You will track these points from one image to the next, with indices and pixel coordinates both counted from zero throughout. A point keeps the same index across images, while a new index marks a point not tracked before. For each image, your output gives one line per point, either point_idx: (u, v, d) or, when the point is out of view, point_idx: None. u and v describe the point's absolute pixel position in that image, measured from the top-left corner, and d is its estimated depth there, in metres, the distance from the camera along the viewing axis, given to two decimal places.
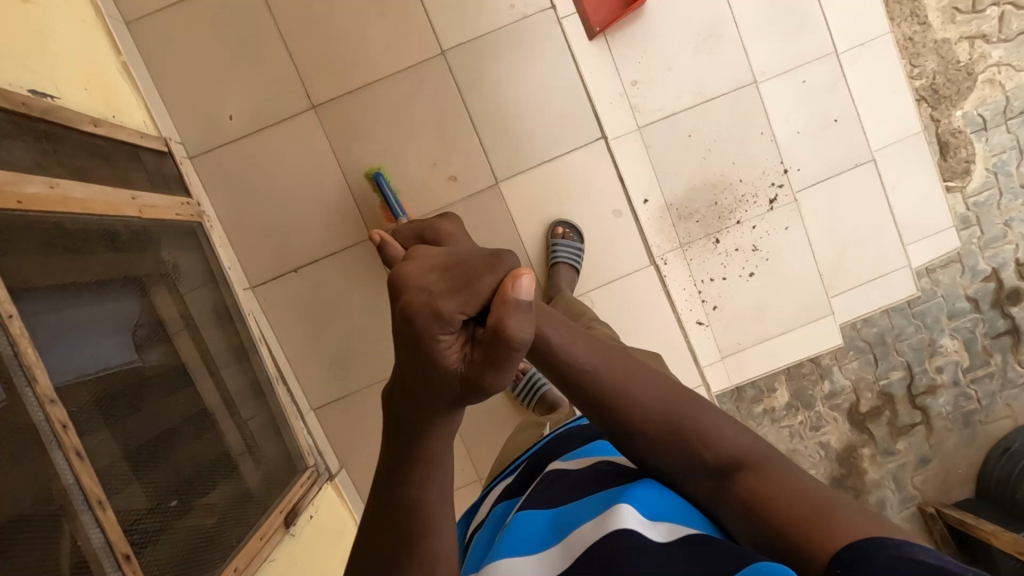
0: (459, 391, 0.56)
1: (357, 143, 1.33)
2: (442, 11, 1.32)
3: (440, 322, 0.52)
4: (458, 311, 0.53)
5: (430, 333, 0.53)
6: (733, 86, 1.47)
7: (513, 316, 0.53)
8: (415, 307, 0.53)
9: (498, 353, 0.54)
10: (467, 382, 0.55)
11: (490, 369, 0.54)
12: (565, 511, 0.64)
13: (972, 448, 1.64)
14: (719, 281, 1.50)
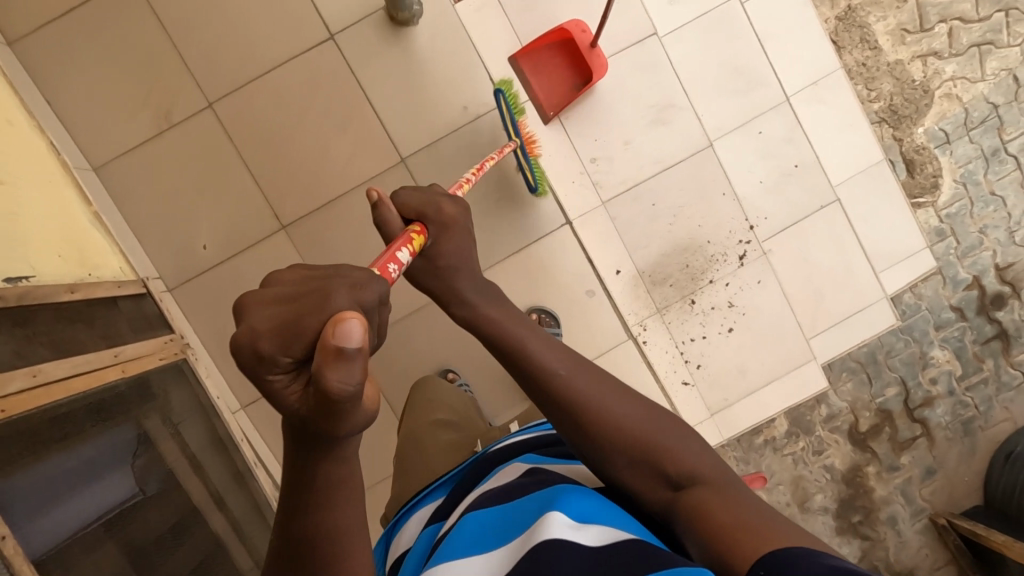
0: (315, 442, 0.49)
1: (329, 257, 1.35)
2: (397, 119, 1.35)
3: (267, 360, 0.45)
4: (282, 351, 0.45)
5: (264, 374, 0.46)
6: (691, 150, 1.51)
7: (335, 355, 0.43)
8: (237, 347, 0.46)
9: (334, 393, 0.45)
10: (320, 431, 0.48)
11: (338, 414, 0.47)
12: (494, 520, 0.65)
13: (975, 456, 1.68)
14: (700, 341, 1.54)
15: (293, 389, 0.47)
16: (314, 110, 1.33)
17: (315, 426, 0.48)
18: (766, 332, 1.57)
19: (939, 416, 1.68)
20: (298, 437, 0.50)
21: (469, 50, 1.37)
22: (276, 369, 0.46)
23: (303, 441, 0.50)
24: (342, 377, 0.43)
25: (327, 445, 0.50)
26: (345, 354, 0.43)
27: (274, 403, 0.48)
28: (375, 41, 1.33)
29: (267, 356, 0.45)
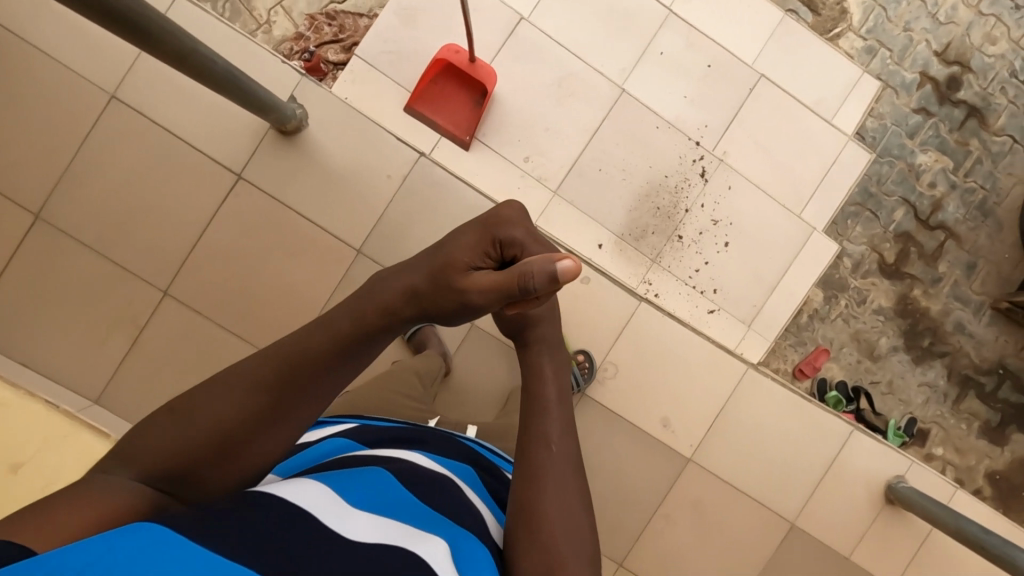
0: (442, 283, 0.69)
1: None
2: (334, 216, 1.35)
3: (493, 228, 0.72)
4: (511, 249, 0.71)
5: (477, 230, 0.72)
6: (608, 104, 1.50)
7: (535, 265, 0.62)
8: (491, 211, 0.74)
9: (505, 280, 0.65)
10: (449, 285, 0.69)
11: (477, 291, 0.67)
12: (392, 491, 0.70)
13: (1002, 228, 2.17)
14: (704, 268, 1.54)
15: (478, 252, 0.70)
16: (257, 247, 1.34)
17: (447, 273, 0.69)
18: (761, 228, 1.55)
19: (952, 212, 2.15)
20: (430, 265, 0.71)
21: (362, 119, 1.35)
22: (489, 237, 0.71)
23: (427, 266, 0.72)
24: (520, 275, 0.63)
25: (443, 290, 0.69)
26: (546, 273, 0.61)
27: (451, 252, 0.71)
28: (276, 158, 1.33)
29: (498, 227, 0.72)
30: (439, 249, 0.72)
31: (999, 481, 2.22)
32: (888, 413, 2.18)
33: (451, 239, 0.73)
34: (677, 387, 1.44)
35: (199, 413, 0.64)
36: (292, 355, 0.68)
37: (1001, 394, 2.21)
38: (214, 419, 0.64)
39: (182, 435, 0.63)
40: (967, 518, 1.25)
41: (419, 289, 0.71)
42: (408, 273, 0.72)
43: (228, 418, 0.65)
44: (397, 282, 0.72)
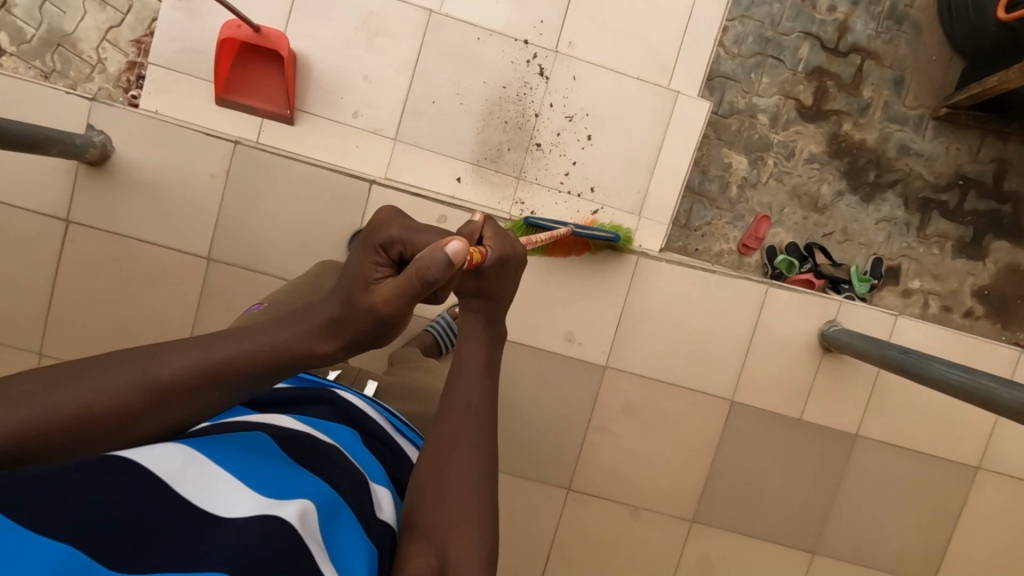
0: (350, 304, 0.63)
1: None
2: (172, 231, 1.32)
3: (377, 240, 0.64)
4: (400, 250, 0.64)
5: (367, 250, 0.64)
6: (418, 31, 1.40)
7: (426, 261, 0.57)
8: (371, 228, 0.66)
9: (402, 282, 0.59)
10: (361, 305, 0.62)
11: (388, 297, 0.60)
12: (275, 456, 0.63)
13: (921, 32, 1.99)
14: (573, 169, 1.45)
15: (375, 264, 0.63)
16: (110, 284, 1.32)
17: (355, 304, 0.62)
18: (621, 110, 1.45)
19: (863, 30, 1.98)
20: (335, 300, 0.65)
21: (168, 126, 1.30)
22: (378, 249, 0.64)
23: (333, 302, 0.65)
24: (427, 273, 0.57)
25: (354, 315, 0.63)
26: (434, 261, 0.56)
27: (353, 279, 0.64)
28: (96, 192, 1.30)
29: (382, 239, 0.64)
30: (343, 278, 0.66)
31: (989, 296, 2.07)
32: (850, 262, 2.05)
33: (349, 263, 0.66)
34: (572, 298, 1.38)
35: (124, 366, 0.60)
36: (207, 349, 0.62)
37: (968, 205, 2.05)
38: (146, 379, 0.59)
39: (110, 386, 0.58)
40: (890, 342, 1.17)
41: (335, 319, 0.64)
42: (319, 315, 0.65)
43: (188, 376, 0.61)
44: (314, 325, 0.65)
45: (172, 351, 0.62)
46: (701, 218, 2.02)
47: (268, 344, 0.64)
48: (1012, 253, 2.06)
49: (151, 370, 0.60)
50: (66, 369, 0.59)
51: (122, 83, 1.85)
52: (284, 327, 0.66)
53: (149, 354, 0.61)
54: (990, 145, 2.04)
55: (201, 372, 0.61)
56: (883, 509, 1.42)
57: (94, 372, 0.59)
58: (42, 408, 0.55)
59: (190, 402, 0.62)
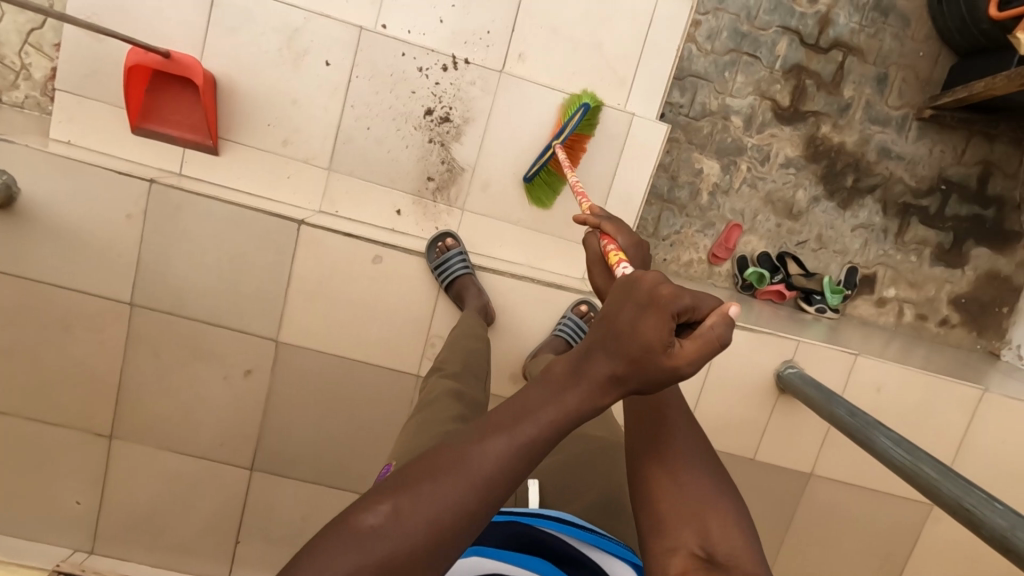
0: (641, 367, 0.56)
1: (165, 427, 1.32)
2: (90, 276, 1.24)
3: (671, 303, 0.56)
4: (681, 311, 0.57)
5: (653, 310, 0.56)
6: (349, 50, 1.29)
7: (715, 324, 0.58)
8: (651, 278, 0.59)
9: (697, 351, 0.56)
10: (654, 368, 0.56)
11: (685, 365, 0.56)
12: None
13: (910, 24, 1.85)
14: (518, 198, 1.38)
15: (665, 330, 0.55)
16: (29, 332, 1.26)
17: (643, 361, 0.56)
18: (570, 135, 1.37)
19: (846, 23, 1.84)
20: (608, 347, 0.58)
21: (72, 163, 1.20)
22: (675, 316, 0.56)
23: (613, 353, 0.58)
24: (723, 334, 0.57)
25: (652, 375, 0.57)
26: (726, 324, 0.58)
27: (630, 334, 0.57)
28: (1, 237, 1.21)
29: (673, 301, 0.56)
30: (617, 325, 0.58)
31: (967, 304, 2.00)
32: (825, 271, 1.98)
33: (615, 314, 0.59)
34: (516, 335, 1.32)
35: (446, 482, 0.55)
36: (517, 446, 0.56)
37: (950, 210, 1.96)
38: (475, 484, 0.54)
39: (438, 494, 0.54)
40: (840, 400, 1.10)
41: (621, 376, 0.58)
42: (601, 366, 0.58)
43: (505, 466, 0.55)
44: (595, 373, 0.58)
45: (474, 446, 0.56)
46: (670, 226, 1.93)
47: (563, 412, 0.58)
48: (992, 259, 1.98)
49: (471, 468, 0.55)
50: (389, 483, 0.56)
51: (49, 91, 1.66)
52: (568, 388, 0.59)
53: (455, 456, 0.56)
54: (976, 146, 1.93)
55: (521, 453, 0.56)
56: (833, 543, 1.41)
57: (413, 485, 0.55)
58: (392, 541, 0.51)
59: (508, 487, 0.56)
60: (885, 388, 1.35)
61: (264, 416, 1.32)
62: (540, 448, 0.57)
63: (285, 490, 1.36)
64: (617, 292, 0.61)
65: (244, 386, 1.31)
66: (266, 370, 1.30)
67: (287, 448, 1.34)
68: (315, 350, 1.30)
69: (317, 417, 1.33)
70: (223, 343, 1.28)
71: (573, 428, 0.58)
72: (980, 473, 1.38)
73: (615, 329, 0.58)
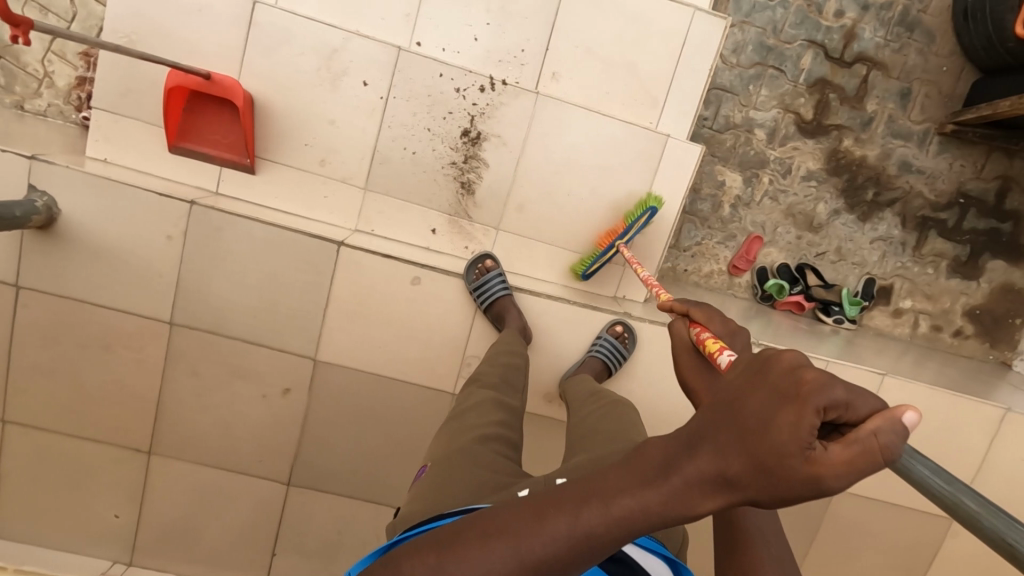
0: (764, 470, 0.48)
1: (203, 442, 1.33)
2: (131, 296, 1.25)
3: (815, 397, 0.46)
4: (826, 410, 0.46)
5: (792, 401, 0.47)
6: (386, 71, 1.29)
7: (879, 429, 0.47)
8: (790, 365, 0.51)
9: (853, 458, 0.45)
10: (785, 477, 0.46)
11: (831, 479, 0.45)
12: None
13: (934, 39, 1.86)
14: (552, 216, 1.39)
15: (803, 430, 0.46)
16: (68, 351, 1.27)
17: (768, 467, 0.47)
18: (604, 155, 1.37)
19: (870, 38, 1.85)
20: (723, 443, 0.51)
21: (113, 184, 1.20)
22: (819, 413, 0.46)
23: (725, 450, 0.50)
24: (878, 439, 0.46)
25: (781, 486, 0.47)
26: (896, 435, 0.46)
27: (757, 428, 0.49)
28: (42, 257, 1.21)
29: (820, 395, 0.46)
30: (738, 419, 0.50)
31: (981, 315, 2.03)
32: (843, 282, 2.01)
33: (736, 401, 0.51)
34: (551, 354, 1.34)
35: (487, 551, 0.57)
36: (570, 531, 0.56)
37: (968, 224, 1.98)
38: (524, 559, 0.56)
39: (488, 559, 0.57)
40: None
41: (731, 479, 0.50)
42: (708, 458, 0.51)
43: (560, 549, 0.55)
44: (694, 467, 0.52)
45: (536, 521, 0.57)
46: (691, 238, 1.94)
47: (642, 508, 0.53)
48: (1008, 272, 2.00)
49: (526, 543, 0.56)
50: (449, 534, 0.61)
51: (74, 100, 1.65)
52: (650, 480, 0.54)
53: (510, 530, 0.58)
54: (995, 160, 1.95)
55: (578, 540, 0.55)
56: (855, 556, 1.45)
57: (471, 545, 0.58)
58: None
59: (559, 566, 0.56)
60: (911, 408, 1.38)
61: (301, 432, 1.34)
62: (608, 539, 0.55)
63: (320, 504, 1.38)
64: (745, 376, 0.53)
65: (282, 404, 1.32)
66: (304, 388, 1.32)
67: (323, 464, 1.36)
68: (352, 368, 1.31)
69: (353, 433, 1.35)
70: (263, 361, 1.30)
71: (651, 526, 0.54)
72: (999, 490, 1.42)
73: (729, 417, 0.51)
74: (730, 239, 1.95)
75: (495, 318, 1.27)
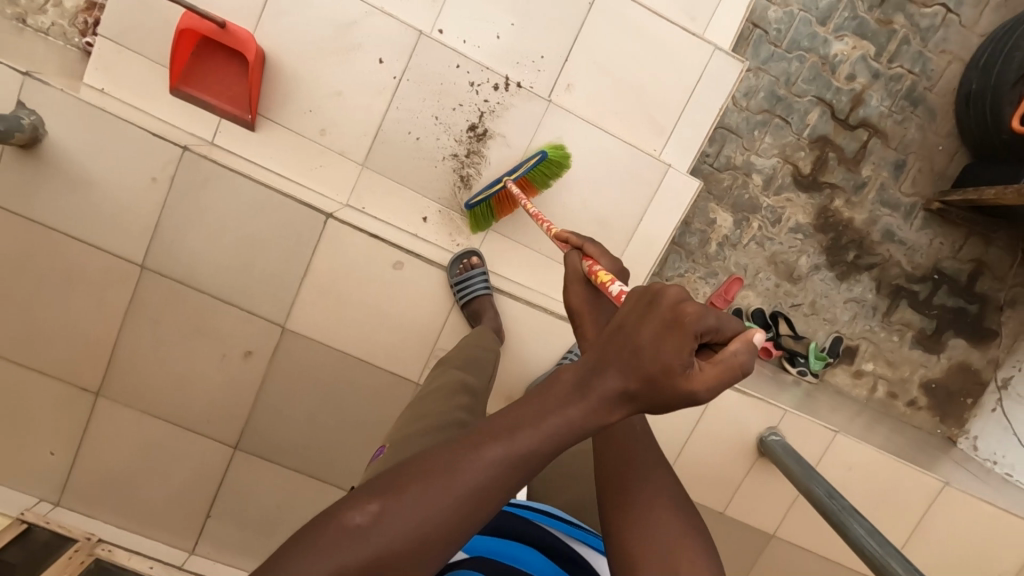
0: (657, 389, 0.51)
1: (156, 392, 1.31)
2: (105, 234, 1.21)
3: (693, 323, 0.50)
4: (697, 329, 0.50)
5: (672, 325, 0.50)
6: (404, 53, 1.28)
7: (738, 349, 0.52)
8: (670, 293, 0.52)
9: (716, 376, 0.50)
10: (669, 391, 0.50)
11: (704, 394, 0.49)
12: None
13: (935, 117, 1.92)
14: (544, 225, 1.39)
15: (684, 350, 0.49)
16: (30, 278, 1.22)
17: (658, 385, 0.50)
18: (605, 175, 1.39)
19: (876, 106, 1.90)
20: (627, 367, 0.52)
21: (105, 117, 1.17)
22: (694, 336, 0.49)
23: (624, 369, 0.52)
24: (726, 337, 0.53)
25: (664, 401, 0.51)
26: (751, 351, 0.51)
27: (645, 352, 0.51)
28: (19, 177, 1.17)
29: (697, 321, 0.50)
30: (635, 335, 0.52)
31: (935, 389, 2.10)
32: (812, 336, 2.05)
33: (628, 331, 0.53)
34: (520, 360, 1.34)
35: (429, 484, 0.51)
36: (503, 461, 0.52)
37: (937, 299, 2.05)
38: (463, 495, 0.51)
39: (426, 504, 0.50)
40: (820, 480, 1.12)
41: (631, 396, 0.52)
42: (608, 380, 0.52)
43: (497, 478, 0.52)
44: (598, 388, 0.53)
45: (470, 451, 0.52)
46: (675, 269, 1.97)
47: (566, 427, 0.53)
48: (968, 351, 2.07)
49: (461, 476, 0.51)
50: (385, 479, 0.53)
51: (81, 24, 1.59)
52: (562, 399, 0.54)
53: (447, 460, 0.52)
54: (973, 244, 2.02)
55: (513, 469, 0.52)
56: None
57: (409, 484, 0.52)
58: (382, 542, 0.49)
59: (503, 497, 0.52)
60: (856, 468, 1.42)
61: (255, 399, 1.32)
62: (539, 462, 0.53)
63: (266, 473, 1.36)
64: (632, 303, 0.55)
65: (242, 367, 1.30)
66: (267, 354, 1.29)
67: (275, 433, 1.34)
68: (320, 342, 1.30)
69: (310, 407, 1.33)
70: (230, 322, 1.28)
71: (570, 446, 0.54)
72: (927, 559, 1.47)
73: (625, 339, 0.53)
74: (711, 275, 1.98)
75: (473, 317, 1.28)
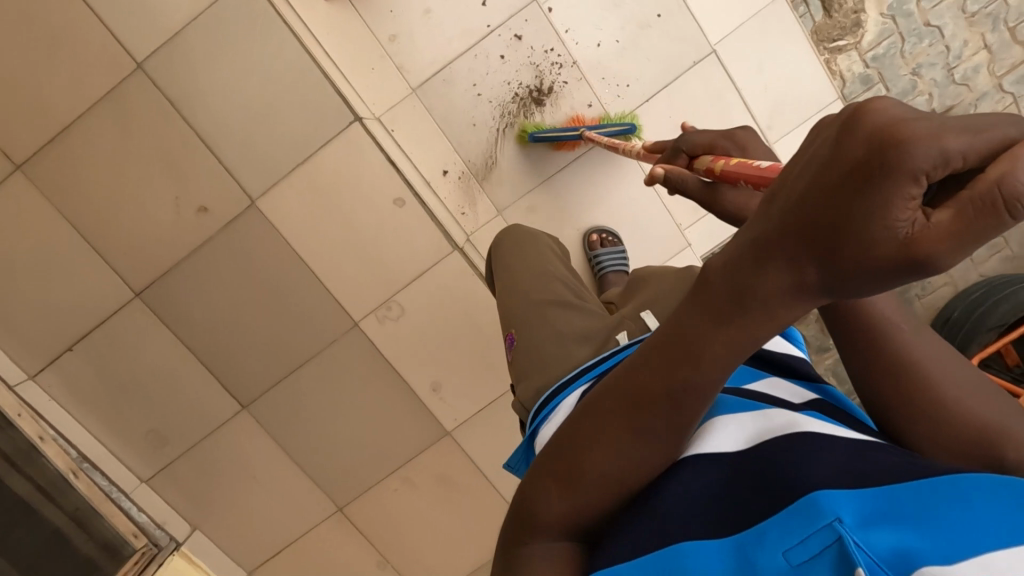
0: (858, 270, 0.31)
1: (83, 197, 1.16)
2: (119, 14, 1.08)
3: (909, 159, 0.27)
4: (920, 176, 0.27)
5: (865, 174, 0.29)
6: (510, 10, 1.25)
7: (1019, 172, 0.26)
8: (867, 119, 0.29)
9: (976, 226, 0.27)
10: (877, 268, 0.30)
11: (945, 261, 0.28)
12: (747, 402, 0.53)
13: None
14: (551, 239, 1.33)
15: (888, 210, 0.28)
16: (9, 13, 1.07)
17: (848, 264, 0.31)
18: (626, 224, 1.34)
19: None
20: (799, 247, 0.33)
21: None
22: (913, 181, 0.27)
23: (794, 249, 0.33)
24: (1017, 139, 0.29)
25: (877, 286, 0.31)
26: None
27: (832, 228, 0.31)
28: None
29: (911, 157, 0.27)
30: (808, 212, 0.32)
31: None
32: None
33: (800, 209, 0.32)
34: (468, 349, 1.27)
35: (591, 451, 0.44)
36: (666, 394, 0.41)
37: None
38: (633, 443, 0.43)
39: (601, 462, 0.44)
40: None
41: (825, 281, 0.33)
42: (783, 274, 0.34)
43: (672, 413, 0.42)
44: (765, 288, 0.35)
45: (632, 395, 0.43)
46: None
47: (743, 335, 0.37)
48: None
49: (628, 428, 0.43)
50: (553, 454, 0.47)
51: None
52: (735, 298, 0.37)
53: (607, 418, 0.44)
54: None
55: (691, 397, 0.40)
56: None
57: (575, 455, 0.45)
58: (579, 507, 0.45)
59: (673, 426, 0.43)
60: None
61: (185, 257, 1.19)
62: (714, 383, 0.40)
63: (154, 335, 1.22)
64: (803, 159, 0.33)
65: (188, 219, 1.17)
66: (222, 218, 1.17)
67: (186, 301, 1.20)
68: (283, 235, 1.19)
69: (236, 292, 1.21)
70: (200, 168, 1.15)
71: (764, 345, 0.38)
72: None
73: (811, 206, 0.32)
74: None
75: None
